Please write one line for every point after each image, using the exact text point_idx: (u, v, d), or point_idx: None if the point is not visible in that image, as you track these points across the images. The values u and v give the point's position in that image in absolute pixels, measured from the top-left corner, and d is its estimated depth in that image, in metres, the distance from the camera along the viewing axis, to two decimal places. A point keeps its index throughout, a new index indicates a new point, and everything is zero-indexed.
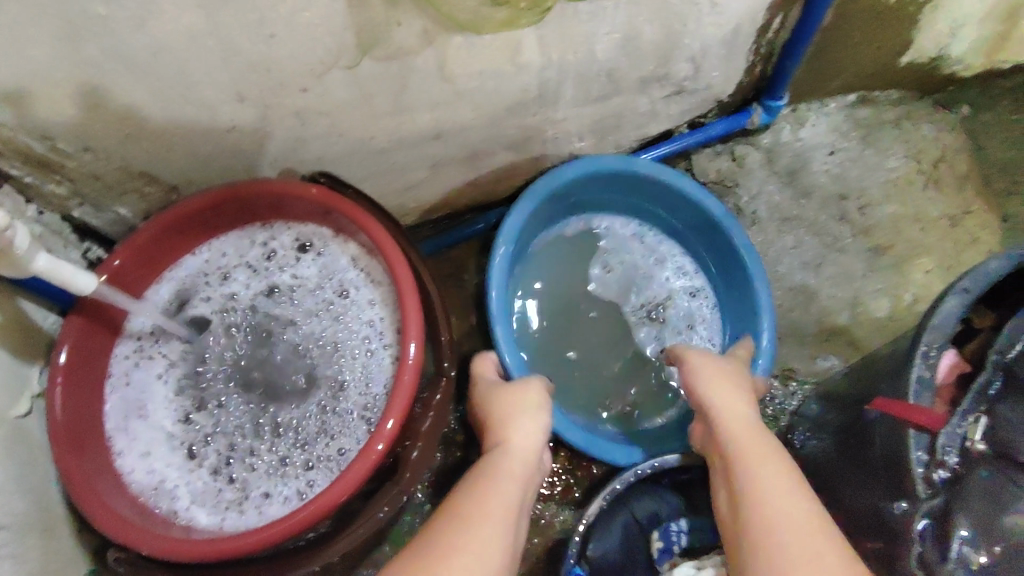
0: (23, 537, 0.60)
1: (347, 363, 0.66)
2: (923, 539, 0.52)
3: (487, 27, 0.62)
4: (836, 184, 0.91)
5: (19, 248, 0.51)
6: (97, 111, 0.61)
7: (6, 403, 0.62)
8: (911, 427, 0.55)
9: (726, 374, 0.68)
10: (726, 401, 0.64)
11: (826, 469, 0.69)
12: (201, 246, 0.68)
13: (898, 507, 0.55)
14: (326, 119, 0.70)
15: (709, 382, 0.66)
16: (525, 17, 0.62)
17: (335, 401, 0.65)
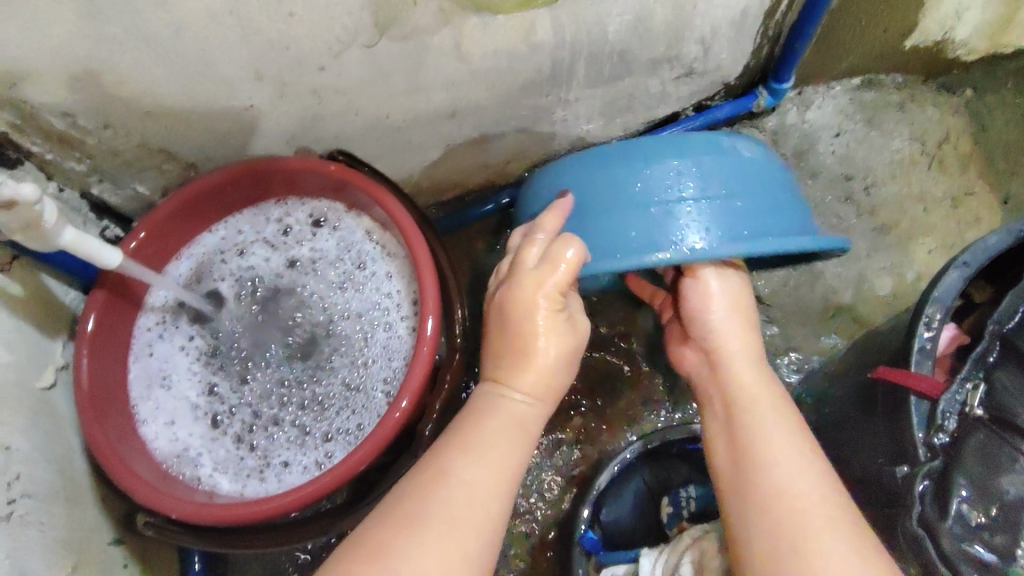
0: (50, 504, 0.61)
1: (365, 337, 0.67)
2: (923, 500, 0.53)
3: (505, 6, 0.63)
4: (843, 165, 0.92)
5: (47, 222, 0.53)
6: (118, 88, 0.62)
7: (30, 373, 0.64)
8: (911, 395, 0.56)
9: (736, 293, 0.64)
10: (734, 340, 0.63)
11: (829, 440, 0.71)
12: (219, 223, 0.69)
13: (903, 470, 0.56)
14: (343, 97, 0.71)
15: (728, 311, 0.63)
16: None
17: (354, 374, 0.66)
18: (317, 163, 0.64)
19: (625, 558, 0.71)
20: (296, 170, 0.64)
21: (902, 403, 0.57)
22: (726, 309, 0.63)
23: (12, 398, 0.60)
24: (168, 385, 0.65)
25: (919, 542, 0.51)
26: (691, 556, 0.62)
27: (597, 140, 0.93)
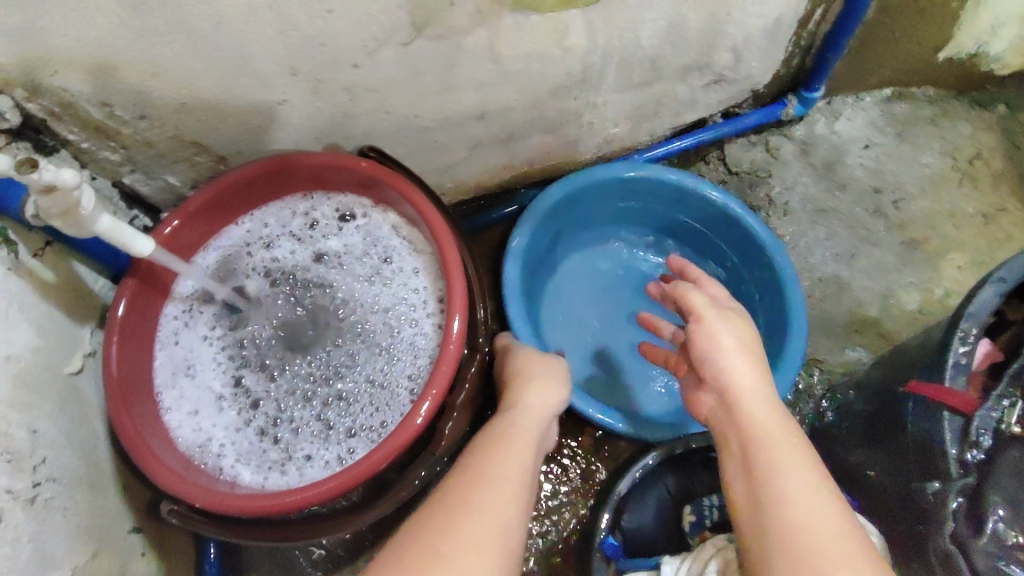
0: (73, 490, 0.62)
1: (389, 332, 0.67)
2: (956, 517, 0.54)
3: (547, 6, 0.63)
4: (871, 178, 0.91)
5: (84, 208, 0.53)
6: (155, 79, 0.63)
7: (59, 359, 0.64)
8: (945, 410, 0.56)
9: (742, 331, 0.62)
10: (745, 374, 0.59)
11: (853, 454, 0.72)
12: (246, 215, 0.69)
13: (936, 488, 0.56)
14: (375, 96, 0.71)
15: (737, 348, 0.60)
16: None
17: (376, 370, 0.66)
18: (348, 158, 0.65)
19: (645, 564, 0.71)
20: (327, 165, 0.65)
21: (935, 420, 0.57)
22: (736, 347, 0.61)
23: (41, 383, 0.61)
24: (193, 374, 0.65)
25: (952, 559, 0.53)
26: (716, 564, 0.61)
27: (624, 145, 0.93)
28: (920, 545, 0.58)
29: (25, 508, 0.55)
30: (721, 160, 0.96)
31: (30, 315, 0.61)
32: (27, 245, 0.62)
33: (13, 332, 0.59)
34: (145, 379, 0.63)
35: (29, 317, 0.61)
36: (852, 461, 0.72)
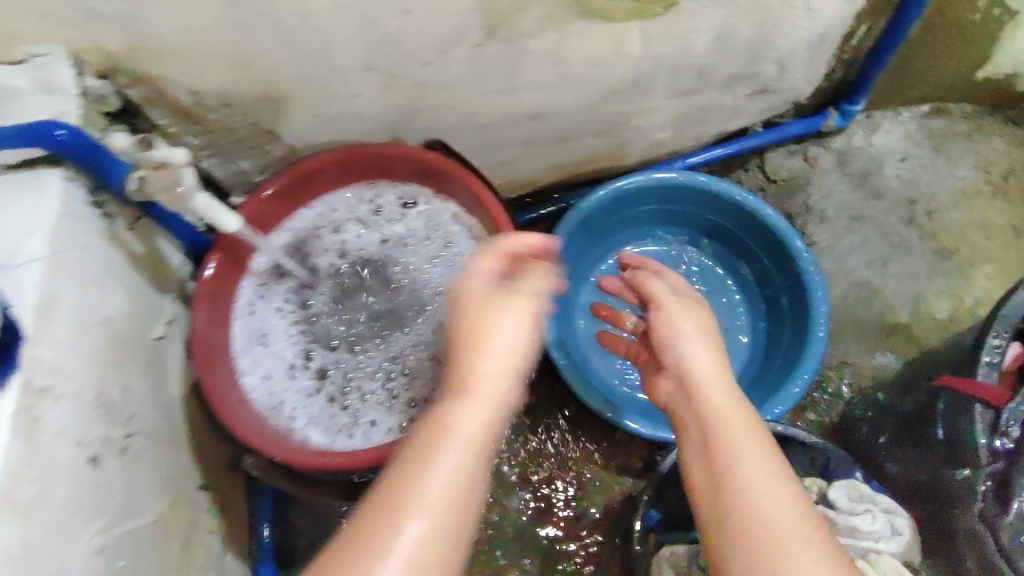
0: (154, 445, 0.68)
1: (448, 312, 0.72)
2: (984, 499, 0.58)
3: (617, 15, 0.68)
4: (907, 189, 0.95)
5: (183, 186, 0.58)
6: (244, 71, 0.68)
7: (145, 326, 0.69)
8: (977, 403, 0.59)
9: (698, 315, 0.61)
10: (700, 358, 0.56)
11: (891, 446, 0.75)
12: (316, 200, 0.74)
13: (962, 474, 0.60)
14: (440, 92, 0.76)
15: (689, 334, 0.58)
16: (651, 8, 0.68)
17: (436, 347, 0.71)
18: (416, 151, 0.69)
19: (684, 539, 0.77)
20: (398, 155, 0.69)
21: (967, 413, 0.60)
22: (694, 332, 0.58)
23: (131, 346, 0.66)
24: (267, 343, 0.70)
25: (979, 534, 0.58)
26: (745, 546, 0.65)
27: (667, 149, 0.97)
28: (950, 526, 0.63)
29: (116, 457, 0.61)
30: (760, 168, 0.99)
31: (123, 283, 0.67)
32: (122, 218, 0.68)
33: (111, 297, 0.64)
34: (223, 344, 0.68)
35: (123, 284, 0.67)
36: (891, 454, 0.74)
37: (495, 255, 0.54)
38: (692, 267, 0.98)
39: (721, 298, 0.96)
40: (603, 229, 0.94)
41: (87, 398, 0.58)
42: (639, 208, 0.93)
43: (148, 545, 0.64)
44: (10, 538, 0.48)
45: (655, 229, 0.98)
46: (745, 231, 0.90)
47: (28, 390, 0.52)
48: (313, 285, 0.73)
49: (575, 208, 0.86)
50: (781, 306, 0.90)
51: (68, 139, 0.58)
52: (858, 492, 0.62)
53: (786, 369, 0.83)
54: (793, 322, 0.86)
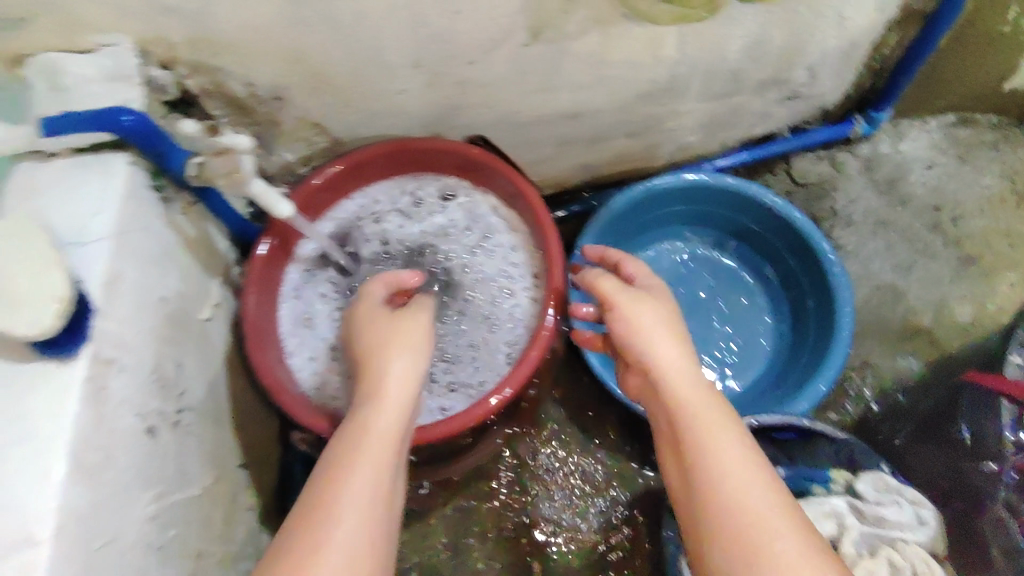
0: (201, 420, 0.70)
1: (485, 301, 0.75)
2: (1009, 488, 0.64)
3: (664, 19, 0.71)
4: (932, 196, 0.96)
5: (244, 171, 0.60)
6: (298, 66, 0.71)
7: (195, 306, 0.72)
8: (1005, 399, 0.67)
9: (660, 309, 0.61)
10: (664, 355, 0.59)
11: (905, 444, 0.77)
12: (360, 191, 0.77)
13: (988, 468, 0.66)
14: (482, 90, 0.79)
15: (650, 332, 0.60)
16: (699, 13, 0.71)
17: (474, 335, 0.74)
18: (459, 145, 0.72)
19: None
20: (442, 149, 0.73)
21: (993, 407, 0.67)
22: (656, 328, 0.60)
23: (183, 325, 0.69)
24: (312, 325, 0.74)
25: (1003, 520, 0.64)
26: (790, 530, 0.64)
27: (696, 152, 0.99)
28: (969, 516, 0.67)
29: (170, 430, 0.64)
30: (787, 172, 1.01)
31: (178, 265, 0.70)
32: (177, 202, 0.71)
33: (168, 277, 0.67)
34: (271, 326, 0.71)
35: (177, 265, 0.69)
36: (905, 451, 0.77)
37: (378, 286, 0.66)
38: (717, 268, 1.00)
39: (746, 299, 0.98)
40: (632, 228, 0.96)
41: (145, 371, 0.61)
42: (669, 209, 0.95)
43: (195, 515, 0.67)
44: (81, 497, 0.51)
45: (682, 230, 1.00)
46: (772, 233, 0.92)
47: (97, 360, 0.55)
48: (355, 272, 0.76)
49: (607, 206, 0.88)
50: (805, 307, 0.92)
51: (133, 125, 0.61)
52: (885, 484, 0.64)
53: (810, 368, 0.85)
54: (817, 323, 0.88)
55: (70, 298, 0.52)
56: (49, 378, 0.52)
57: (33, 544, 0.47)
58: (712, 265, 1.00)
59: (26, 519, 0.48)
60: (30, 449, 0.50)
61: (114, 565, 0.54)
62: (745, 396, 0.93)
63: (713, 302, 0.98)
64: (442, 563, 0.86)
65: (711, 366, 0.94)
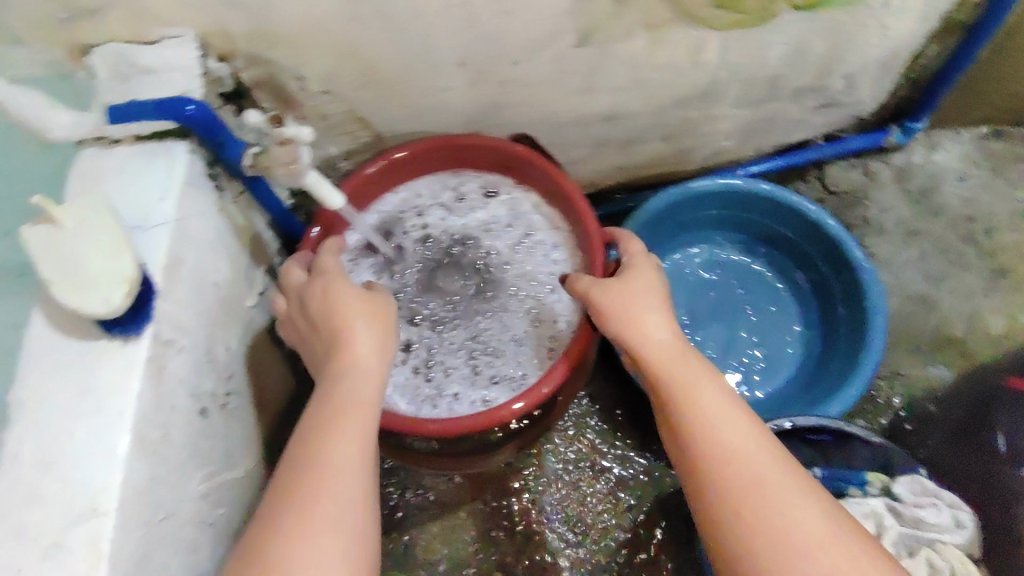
0: (246, 406, 0.72)
1: (527, 295, 0.76)
2: None
3: (719, 21, 0.72)
4: (965, 207, 0.97)
5: (302, 163, 0.62)
6: (349, 62, 0.72)
7: (243, 294, 0.74)
8: None
9: (638, 290, 0.64)
10: (648, 334, 0.61)
11: (935, 454, 0.82)
12: (403, 186, 0.80)
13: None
14: (525, 90, 0.80)
15: (629, 313, 0.62)
16: (753, 19, 0.72)
17: (516, 328, 0.75)
18: (504, 143, 0.75)
19: None
20: (485, 145, 0.75)
21: None
22: (644, 307, 0.63)
23: (232, 311, 0.71)
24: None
25: None
26: None
27: (729, 157, 1.00)
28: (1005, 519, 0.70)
29: (219, 412, 0.66)
30: (820, 180, 1.02)
31: (229, 252, 0.71)
32: (230, 190, 0.72)
33: (220, 263, 0.69)
34: None
35: (228, 253, 0.71)
36: (934, 460, 0.81)
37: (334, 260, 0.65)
38: (747, 274, 1.01)
39: (775, 306, 0.99)
40: (665, 231, 0.97)
41: (200, 353, 0.63)
42: (702, 213, 0.97)
43: (239, 497, 0.69)
44: (142, 473, 0.53)
45: (714, 235, 1.01)
46: (804, 239, 0.93)
47: (159, 340, 0.57)
48: (399, 262, 0.77)
49: (641, 209, 0.89)
50: (836, 313, 0.92)
51: (196, 114, 0.62)
52: (922, 487, 0.66)
53: (841, 373, 0.85)
54: (849, 328, 0.89)
55: (137, 278, 0.54)
56: (115, 355, 0.54)
57: (99, 515, 0.49)
58: (742, 271, 1.01)
59: (94, 490, 0.50)
60: (98, 423, 0.52)
61: (168, 540, 0.56)
62: (773, 401, 0.93)
63: (742, 307, 0.99)
64: (470, 557, 0.88)
65: (739, 371, 0.95)
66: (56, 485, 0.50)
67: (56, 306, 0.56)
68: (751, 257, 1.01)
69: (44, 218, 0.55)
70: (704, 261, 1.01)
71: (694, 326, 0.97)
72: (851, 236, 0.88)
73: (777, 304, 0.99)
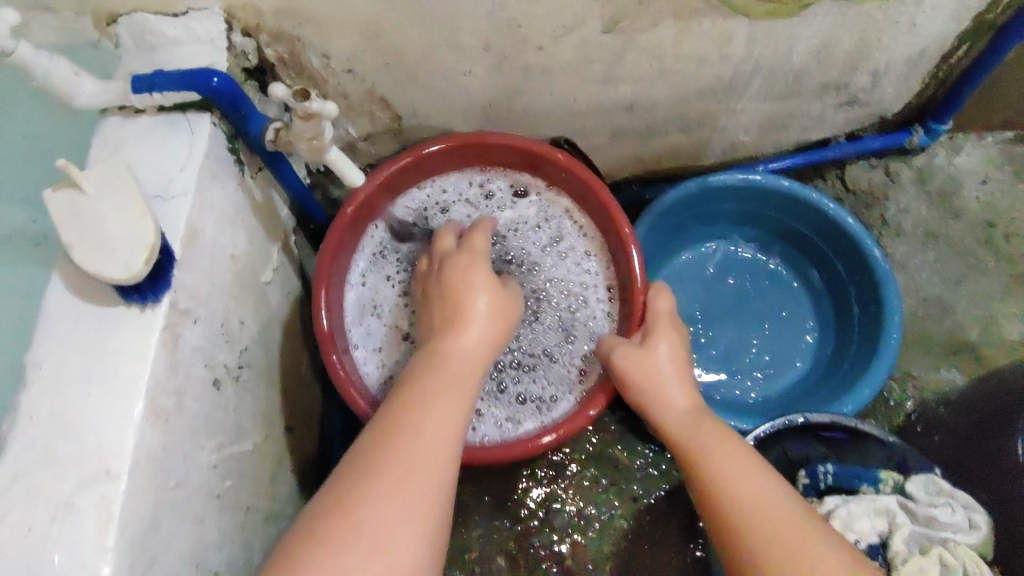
0: (258, 380, 0.72)
1: (555, 310, 0.78)
2: None
3: (754, 13, 0.71)
4: (985, 211, 0.96)
5: (325, 139, 0.63)
6: (372, 41, 0.72)
7: (259, 269, 0.74)
8: None
9: (663, 352, 0.69)
10: (667, 402, 0.67)
11: (956, 448, 0.78)
12: (427, 183, 0.81)
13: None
14: (546, 76, 0.79)
15: (645, 377, 0.68)
16: (789, 8, 0.70)
17: (545, 347, 0.77)
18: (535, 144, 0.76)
19: None
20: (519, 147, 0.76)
21: None
22: (665, 370, 0.68)
23: (247, 284, 0.71)
24: (381, 317, 0.78)
25: None
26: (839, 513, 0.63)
27: (749, 152, 0.99)
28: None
29: (232, 384, 0.66)
30: (839, 178, 1.01)
31: (246, 227, 0.71)
32: (249, 166, 0.72)
33: (238, 237, 0.69)
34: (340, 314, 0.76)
35: (245, 226, 0.71)
36: (956, 453, 0.77)
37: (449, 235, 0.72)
38: (761, 271, 1.00)
39: (785, 311, 0.98)
40: (681, 223, 0.96)
41: (215, 324, 0.63)
42: (720, 207, 0.95)
43: (248, 470, 0.68)
44: (155, 440, 0.53)
45: (730, 233, 1.00)
46: (823, 237, 0.92)
47: (175, 310, 0.57)
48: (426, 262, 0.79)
49: (658, 200, 0.89)
50: (849, 315, 0.92)
51: (222, 86, 0.62)
52: (936, 486, 0.65)
53: (855, 374, 0.84)
54: (863, 330, 0.88)
55: (157, 246, 0.53)
56: (132, 323, 0.54)
57: (111, 478, 0.49)
58: (756, 267, 1.00)
59: (107, 455, 0.50)
60: (114, 389, 0.52)
61: (178, 509, 0.56)
62: (781, 400, 0.93)
63: (754, 306, 0.98)
64: (472, 542, 0.87)
65: (747, 369, 0.95)
66: (71, 448, 0.50)
67: (73, 271, 0.56)
68: (765, 256, 1.00)
69: (66, 183, 0.55)
70: (721, 258, 1.01)
71: (707, 322, 0.97)
72: (870, 235, 0.86)
73: (788, 308, 0.98)
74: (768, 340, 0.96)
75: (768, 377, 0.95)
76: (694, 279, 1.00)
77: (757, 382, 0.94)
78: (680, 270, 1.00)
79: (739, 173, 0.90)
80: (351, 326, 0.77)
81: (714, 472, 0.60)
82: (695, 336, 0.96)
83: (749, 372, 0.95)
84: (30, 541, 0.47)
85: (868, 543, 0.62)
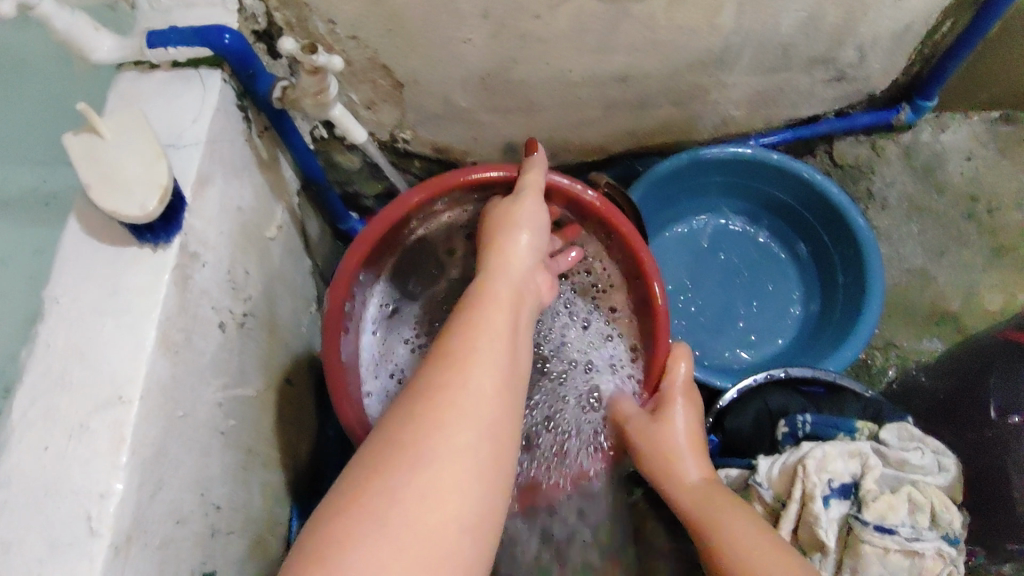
0: (261, 329, 0.75)
1: (582, 366, 0.79)
2: None
3: None
4: (969, 186, 1.01)
5: (329, 94, 0.67)
6: (376, 8, 0.74)
7: (263, 224, 0.77)
8: None
9: (690, 420, 0.74)
10: (682, 468, 0.71)
11: (934, 405, 0.81)
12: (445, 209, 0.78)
13: (1010, 419, 0.66)
14: (542, 46, 0.81)
15: (660, 446, 0.72)
16: None
17: (569, 399, 0.78)
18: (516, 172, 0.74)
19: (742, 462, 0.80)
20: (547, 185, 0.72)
21: None
22: (683, 436, 0.72)
23: (253, 236, 0.74)
24: (398, 378, 0.78)
25: None
26: (817, 454, 0.69)
27: (739, 128, 1.01)
28: (993, 475, 0.67)
29: (236, 328, 0.69)
30: (828, 154, 1.05)
31: (253, 183, 0.74)
32: (256, 125, 0.75)
33: (244, 191, 0.72)
34: (355, 359, 0.76)
35: (252, 181, 0.74)
36: (935, 409, 0.80)
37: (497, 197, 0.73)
38: (749, 244, 1.03)
39: (770, 286, 1.01)
40: (673, 194, 0.98)
41: (221, 270, 0.66)
42: (709, 178, 0.98)
43: (251, 414, 0.72)
44: (165, 370, 0.56)
45: (721, 207, 1.03)
46: (810, 210, 0.95)
47: (185, 252, 0.59)
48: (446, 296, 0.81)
49: (651, 170, 0.91)
50: (833, 283, 0.95)
51: (232, 44, 0.65)
52: (909, 433, 0.71)
53: (839, 338, 0.87)
54: (846, 297, 0.91)
55: (170, 186, 0.56)
56: (144, 260, 0.57)
57: (123, 402, 0.52)
58: (745, 240, 1.03)
59: (119, 380, 0.52)
60: (128, 319, 0.55)
61: (186, 439, 0.59)
62: (766, 364, 0.96)
63: (742, 277, 1.01)
64: None
65: (734, 337, 0.98)
66: (84, 373, 0.53)
67: (87, 210, 0.58)
68: (753, 230, 1.03)
69: (85, 126, 0.57)
70: (714, 232, 1.04)
71: (696, 289, 1.00)
72: (857, 210, 0.89)
73: (774, 282, 1.01)
74: (754, 313, 0.99)
75: (755, 343, 0.97)
76: (684, 251, 1.03)
77: (744, 349, 0.97)
78: (674, 240, 1.03)
79: (734, 147, 0.92)
80: (365, 372, 0.78)
81: (726, 529, 0.64)
82: (685, 304, 0.99)
83: (737, 340, 0.97)
84: (48, 456, 0.50)
85: (841, 482, 0.68)
